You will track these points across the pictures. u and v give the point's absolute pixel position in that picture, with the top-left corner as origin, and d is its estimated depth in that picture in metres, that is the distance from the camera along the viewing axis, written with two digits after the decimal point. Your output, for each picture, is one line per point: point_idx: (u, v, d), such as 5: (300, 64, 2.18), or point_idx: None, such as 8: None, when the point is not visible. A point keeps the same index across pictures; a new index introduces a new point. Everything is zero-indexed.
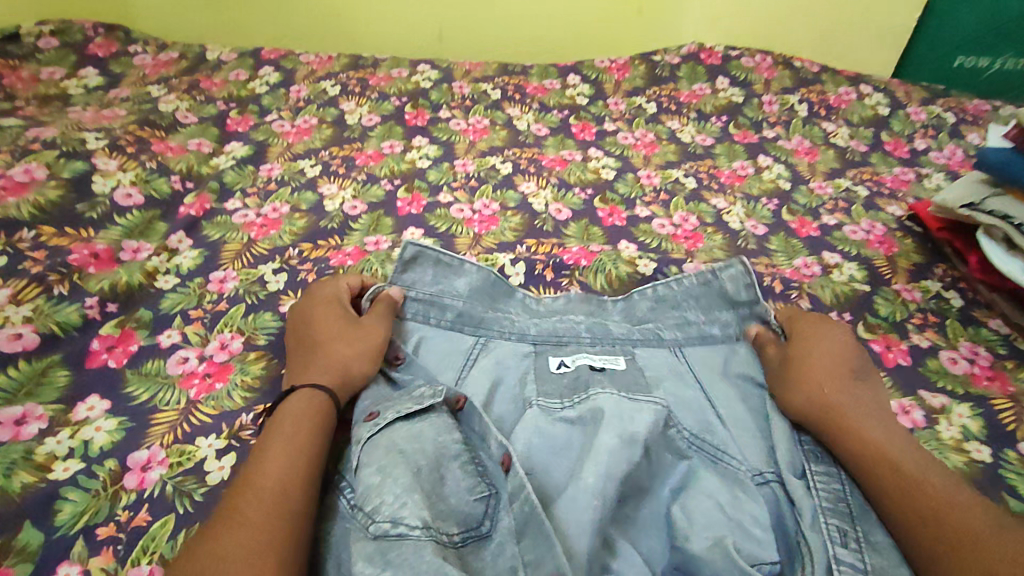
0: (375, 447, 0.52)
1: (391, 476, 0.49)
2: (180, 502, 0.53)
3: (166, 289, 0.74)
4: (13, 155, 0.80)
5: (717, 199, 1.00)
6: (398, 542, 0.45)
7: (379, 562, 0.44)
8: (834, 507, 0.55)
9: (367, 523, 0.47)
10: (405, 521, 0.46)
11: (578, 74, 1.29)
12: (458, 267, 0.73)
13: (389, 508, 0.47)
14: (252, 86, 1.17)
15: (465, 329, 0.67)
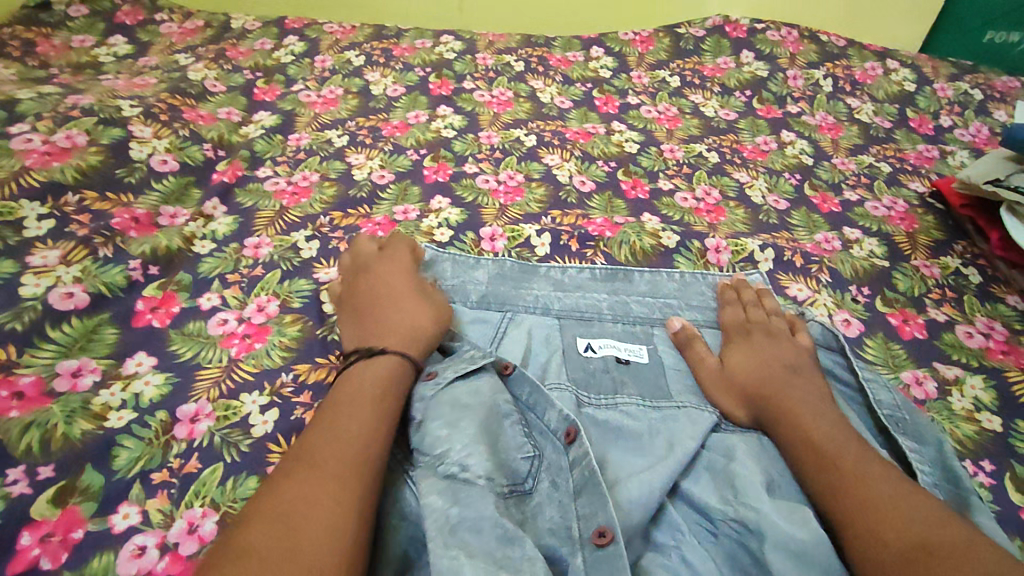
0: (439, 404, 0.55)
1: (458, 428, 0.53)
2: (229, 453, 0.57)
3: (203, 253, 0.76)
4: (54, 120, 0.81)
5: (739, 173, 1.01)
6: (466, 486, 0.49)
7: (449, 498, 0.48)
8: None
9: (435, 466, 0.51)
10: (472, 468, 0.50)
11: (602, 46, 1.29)
12: (474, 263, 0.77)
13: (458, 454, 0.51)
14: (278, 55, 1.18)
15: (491, 307, 0.71)
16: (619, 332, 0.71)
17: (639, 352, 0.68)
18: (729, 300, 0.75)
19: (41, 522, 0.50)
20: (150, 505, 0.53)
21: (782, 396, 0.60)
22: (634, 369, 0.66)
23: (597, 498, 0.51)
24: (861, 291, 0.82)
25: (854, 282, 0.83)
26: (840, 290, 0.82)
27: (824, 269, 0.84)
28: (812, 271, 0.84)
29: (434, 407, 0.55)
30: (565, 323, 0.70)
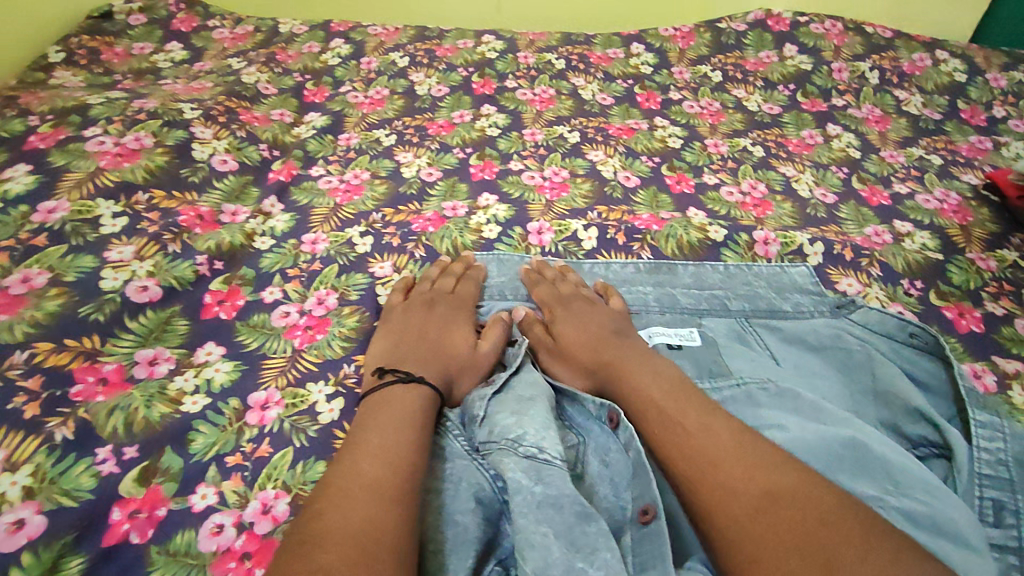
0: (503, 399, 0.58)
1: (525, 416, 0.54)
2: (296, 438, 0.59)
3: (263, 249, 0.80)
4: (124, 123, 0.85)
5: (785, 167, 1.00)
6: (546, 465, 0.50)
7: (532, 476, 0.49)
8: (993, 477, 0.55)
9: (513, 447, 0.52)
10: (547, 450, 0.51)
11: (642, 42, 1.29)
12: (520, 260, 0.80)
13: (532, 437, 0.52)
14: (325, 58, 1.21)
15: (541, 301, 0.74)
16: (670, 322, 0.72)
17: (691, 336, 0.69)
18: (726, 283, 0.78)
19: (128, 499, 0.53)
20: (226, 486, 0.56)
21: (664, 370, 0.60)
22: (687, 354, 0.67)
23: (649, 482, 0.52)
24: (914, 284, 0.81)
25: (906, 276, 0.82)
26: (892, 283, 0.81)
27: (874, 263, 0.83)
28: (862, 265, 0.83)
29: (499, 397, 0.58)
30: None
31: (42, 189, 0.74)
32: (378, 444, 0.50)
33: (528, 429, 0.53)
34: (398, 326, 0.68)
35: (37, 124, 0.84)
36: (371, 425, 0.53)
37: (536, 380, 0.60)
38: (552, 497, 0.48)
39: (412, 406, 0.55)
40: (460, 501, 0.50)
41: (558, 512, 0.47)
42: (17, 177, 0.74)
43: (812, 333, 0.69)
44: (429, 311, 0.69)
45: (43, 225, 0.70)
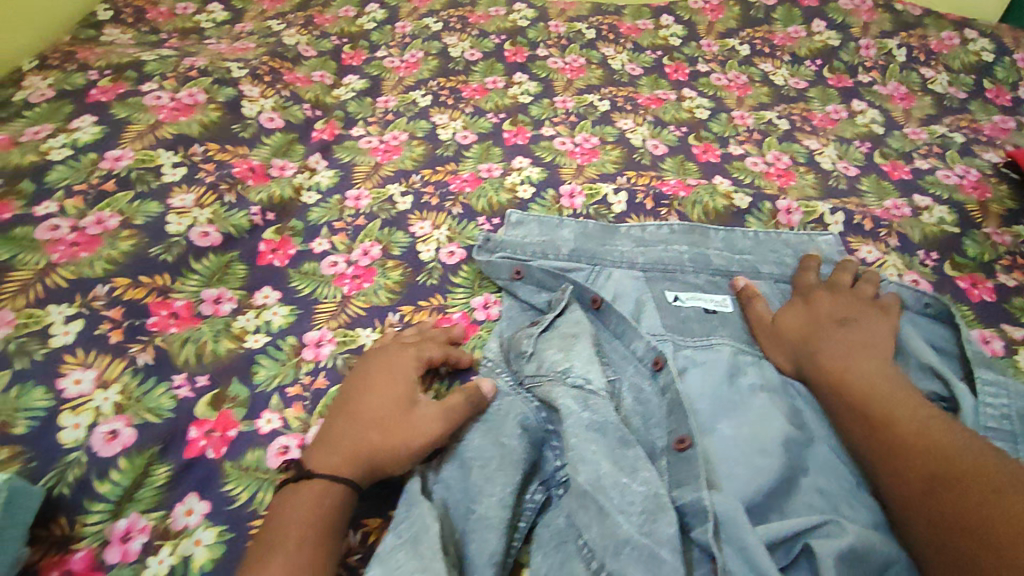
0: (550, 336, 0.64)
1: (572, 353, 0.60)
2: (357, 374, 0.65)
3: (310, 203, 0.84)
4: (177, 80, 0.89)
5: (810, 140, 1.03)
6: (591, 396, 0.56)
7: (581, 404, 0.55)
8: (996, 425, 0.60)
9: (562, 378, 0.58)
10: (593, 382, 0.57)
11: (672, 14, 1.31)
12: (558, 224, 0.82)
13: (579, 369, 0.58)
14: (361, 22, 1.24)
15: (582, 261, 0.76)
16: (701, 283, 0.76)
17: (724, 302, 0.74)
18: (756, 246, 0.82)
19: (203, 420, 0.60)
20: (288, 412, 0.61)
21: (829, 363, 0.62)
22: (722, 318, 0.73)
23: (682, 417, 0.58)
24: (929, 256, 0.85)
25: (922, 247, 0.86)
26: (908, 254, 0.85)
27: (892, 234, 0.87)
28: (880, 235, 0.86)
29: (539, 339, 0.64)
30: (652, 276, 0.76)
31: (108, 140, 0.79)
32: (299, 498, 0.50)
33: (575, 361, 0.59)
34: (349, 388, 0.59)
35: (97, 78, 0.88)
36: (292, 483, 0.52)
37: (574, 321, 0.66)
38: (603, 425, 0.54)
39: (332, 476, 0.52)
40: (505, 427, 0.56)
41: (605, 437, 0.53)
42: (85, 127, 0.79)
43: None
44: (382, 370, 0.59)
45: (111, 173, 0.75)
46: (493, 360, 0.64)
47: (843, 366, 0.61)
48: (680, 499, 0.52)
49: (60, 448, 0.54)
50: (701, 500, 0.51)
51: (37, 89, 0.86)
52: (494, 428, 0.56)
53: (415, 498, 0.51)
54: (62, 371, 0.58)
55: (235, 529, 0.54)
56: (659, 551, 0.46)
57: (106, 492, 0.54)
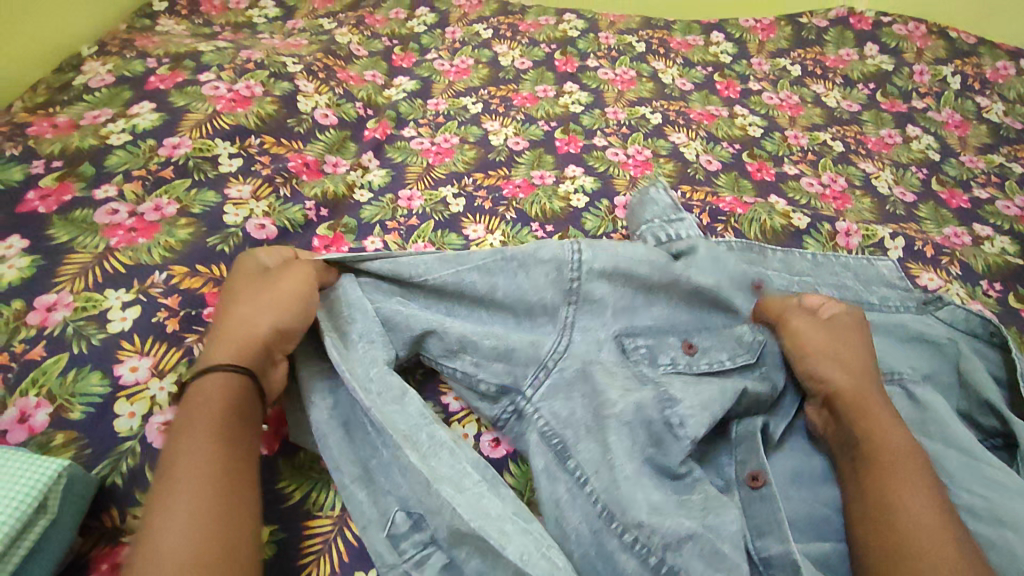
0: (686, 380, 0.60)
1: (687, 391, 0.58)
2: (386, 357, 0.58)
3: (363, 201, 0.83)
4: (235, 71, 0.89)
5: (865, 164, 1.01)
6: (676, 438, 0.55)
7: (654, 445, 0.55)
8: None
9: (663, 408, 0.56)
10: (688, 426, 0.55)
11: (722, 32, 1.30)
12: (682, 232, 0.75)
13: (686, 407, 0.56)
14: (411, 25, 1.24)
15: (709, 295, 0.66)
16: None
17: None
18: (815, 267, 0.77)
19: None
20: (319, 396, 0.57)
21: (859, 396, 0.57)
22: None
23: (755, 452, 0.57)
24: (993, 286, 0.83)
25: (985, 277, 0.84)
26: (971, 283, 0.82)
27: (954, 262, 0.84)
28: (942, 263, 0.84)
29: (628, 358, 0.61)
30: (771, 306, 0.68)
31: (167, 127, 0.78)
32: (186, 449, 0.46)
33: (686, 398, 0.57)
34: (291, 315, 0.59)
35: (156, 66, 0.88)
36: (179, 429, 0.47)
37: (674, 360, 0.62)
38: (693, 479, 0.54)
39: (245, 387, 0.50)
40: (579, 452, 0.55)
41: (690, 498, 0.53)
42: (145, 114, 0.79)
43: (902, 326, 0.70)
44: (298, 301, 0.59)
45: (169, 159, 0.75)
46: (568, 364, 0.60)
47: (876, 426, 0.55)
48: (766, 550, 0.50)
49: (115, 436, 0.52)
50: (789, 554, 0.49)
51: (98, 75, 0.87)
52: (562, 450, 0.56)
53: (461, 476, 0.51)
54: (119, 357, 0.56)
55: (287, 529, 0.52)
56: (721, 545, 0.49)
57: None
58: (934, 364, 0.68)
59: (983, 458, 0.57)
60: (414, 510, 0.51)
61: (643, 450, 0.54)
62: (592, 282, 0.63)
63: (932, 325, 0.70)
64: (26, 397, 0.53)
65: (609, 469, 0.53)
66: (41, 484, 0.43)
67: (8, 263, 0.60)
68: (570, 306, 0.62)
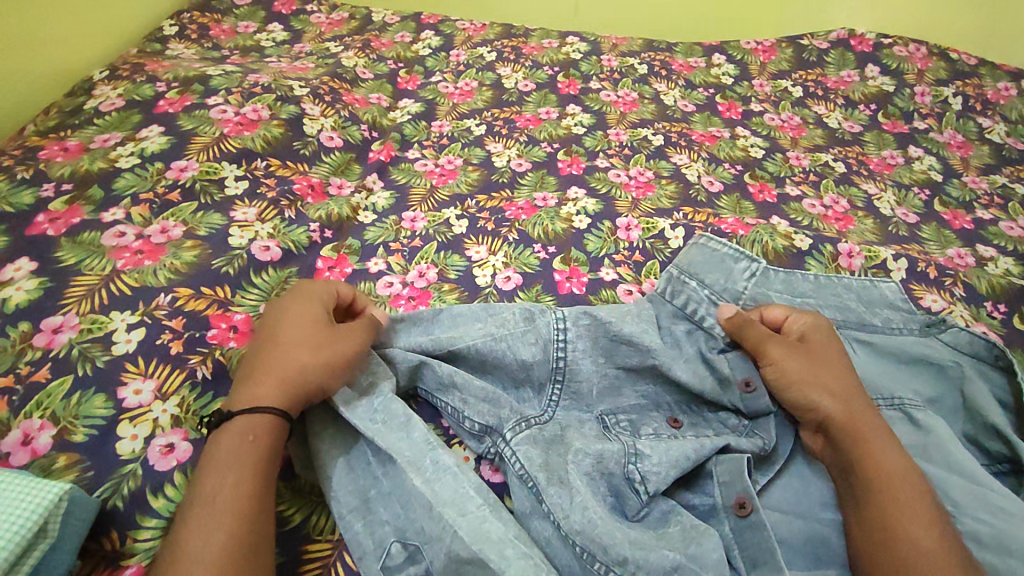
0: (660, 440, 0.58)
1: (652, 450, 0.56)
2: (388, 384, 0.58)
3: (367, 222, 0.84)
4: (242, 95, 0.91)
5: (867, 185, 1.01)
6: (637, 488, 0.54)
7: (616, 492, 0.54)
8: None
9: (625, 463, 0.55)
10: (649, 483, 0.54)
11: (723, 54, 1.31)
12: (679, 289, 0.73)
13: (650, 466, 0.55)
14: (416, 48, 1.26)
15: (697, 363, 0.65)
16: None
17: None
18: (817, 287, 0.77)
19: None
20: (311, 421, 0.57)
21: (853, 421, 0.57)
22: None
23: (739, 473, 0.55)
24: (997, 308, 0.82)
25: (989, 298, 0.83)
26: (975, 305, 0.82)
27: (958, 283, 0.84)
28: (945, 284, 0.84)
29: (608, 432, 0.60)
30: None
31: (175, 151, 0.79)
32: (217, 481, 0.46)
33: (654, 455, 0.56)
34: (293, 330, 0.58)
35: (165, 90, 0.90)
36: (210, 461, 0.48)
37: (656, 432, 0.61)
38: (663, 513, 0.54)
39: (268, 420, 0.50)
40: (549, 496, 0.52)
41: (666, 530, 0.52)
42: (153, 137, 0.80)
43: (904, 348, 0.70)
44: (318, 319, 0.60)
45: (176, 182, 0.76)
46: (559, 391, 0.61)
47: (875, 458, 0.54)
48: None
49: (116, 459, 0.52)
50: None
51: (108, 98, 0.89)
52: (538, 489, 0.54)
53: (464, 500, 0.51)
54: (123, 380, 0.57)
55: (286, 553, 0.52)
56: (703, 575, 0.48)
57: (160, 507, 0.50)
58: (937, 387, 0.68)
59: (988, 485, 0.57)
60: (411, 541, 0.51)
61: (604, 500, 0.54)
62: (575, 359, 0.63)
63: (935, 347, 0.70)
64: (30, 420, 0.53)
65: (582, 510, 0.51)
66: (43, 508, 0.44)
67: (16, 285, 0.61)
68: (557, 386, 0.62)
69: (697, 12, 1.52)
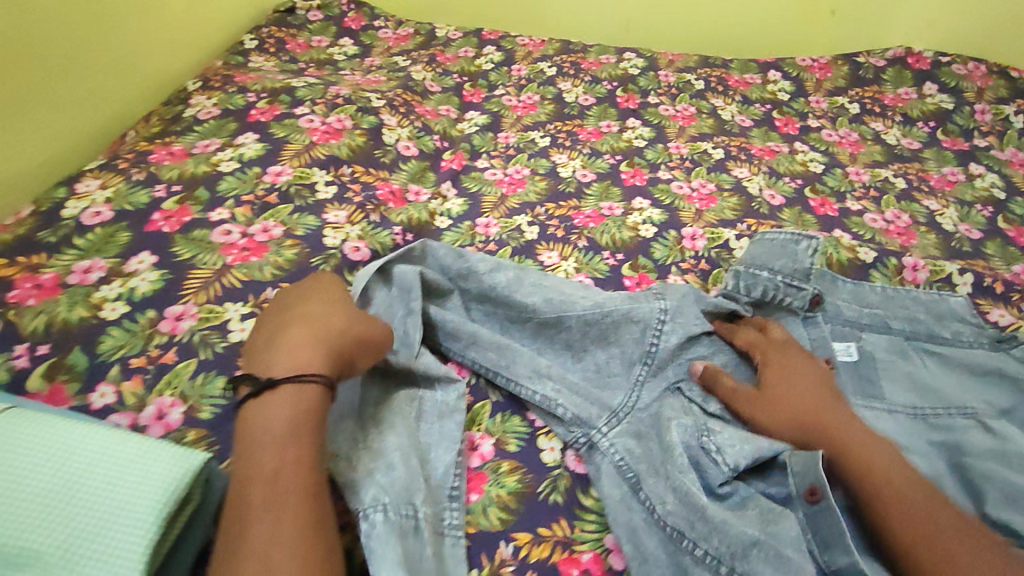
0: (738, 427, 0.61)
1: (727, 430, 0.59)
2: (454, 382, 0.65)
3: (443, 227, 0.88)
4: (326, 105, 0.96)
5: (929, 201, 1.02)
6: (714, 466, 0.57)
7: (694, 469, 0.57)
8: None
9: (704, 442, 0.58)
10: (725, 459, 0.56)
11: (779, 70, 1.33)
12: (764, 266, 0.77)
13: (729, 445, 0.57)
14: (479, 62, 1.31)
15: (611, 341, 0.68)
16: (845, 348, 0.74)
17: (847, 351, 0.74)
18: (887, 297, 0.79)
19: None
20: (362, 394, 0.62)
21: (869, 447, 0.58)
22: (845, 369, 0.72)
23: (812, 462, 0.55)
24: None
25: None
26: None
27: None
28: (1013, 300, 0.84)
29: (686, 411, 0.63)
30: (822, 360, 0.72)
31: (271, 157, 0.85)
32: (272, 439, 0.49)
33: (726, 432, 0.59)
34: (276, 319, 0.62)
35: (256, 100, 0.96)
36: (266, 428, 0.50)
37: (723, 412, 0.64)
38: (741, 498, 0.56)
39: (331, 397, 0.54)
40: (647, 484, 0.57)
41: (745, 513, 0.54)
42: (249, 144, 0.86)
43: (975, 360, 0.72)
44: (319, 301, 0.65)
45: (273, 186, 0.81)
46: (643, 373, 0.65)
47: (862, 448, 0.57)
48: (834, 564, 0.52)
49: None
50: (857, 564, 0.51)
51: (205, 107, 0.95)
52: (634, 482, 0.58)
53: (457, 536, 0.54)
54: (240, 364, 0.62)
55: None
56: (784, 550, 0.50)
57: None
58: (1012, 398, 0.69)
59: None
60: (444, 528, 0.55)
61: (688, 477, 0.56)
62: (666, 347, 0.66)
63: (1008, 361, 0.72)
64: (163, 397, 0.59)
65: (675, 492, 0.55)
66: (189, 473, 0.49)
67: (141, 277, 0.68)
68: (646, 366, 0.66)
69: (750, 29, 1.54)
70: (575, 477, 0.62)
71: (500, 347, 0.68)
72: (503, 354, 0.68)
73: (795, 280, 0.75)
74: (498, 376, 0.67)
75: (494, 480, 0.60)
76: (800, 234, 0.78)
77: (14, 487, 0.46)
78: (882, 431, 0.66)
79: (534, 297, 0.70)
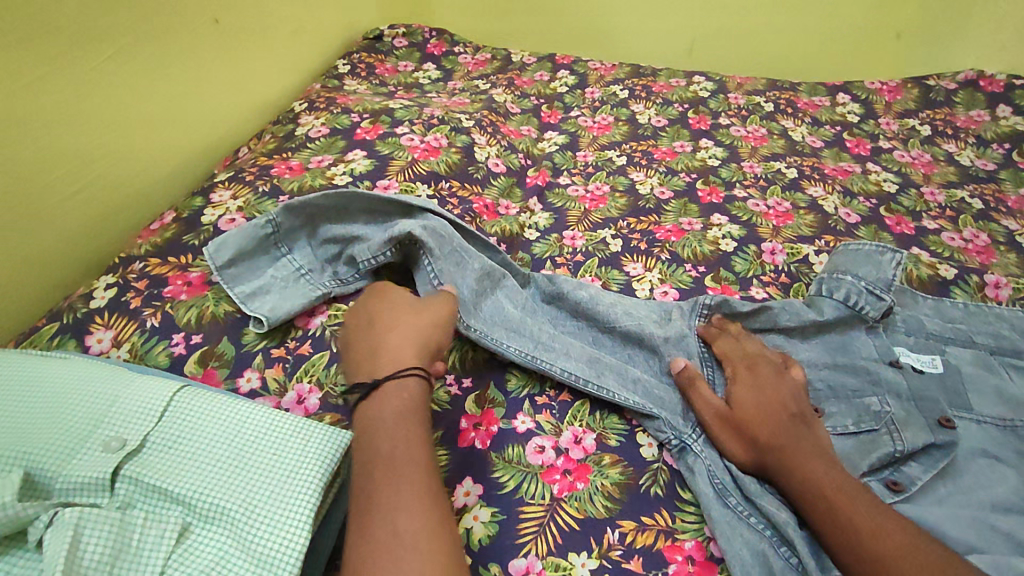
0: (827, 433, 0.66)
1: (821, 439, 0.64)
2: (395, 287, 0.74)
3: (533, 239, 0.94)
4: (423, 126, 1.04)
5: (1007, 221, 1.03)
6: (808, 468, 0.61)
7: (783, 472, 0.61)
8: None
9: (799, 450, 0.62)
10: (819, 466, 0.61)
11: (847, 93, 1.36)
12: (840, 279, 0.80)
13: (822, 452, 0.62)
14: (554, 85, 1.38)
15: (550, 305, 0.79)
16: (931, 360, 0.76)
17: (932, 363, 0.75)
18: (968, 312, 0.81)
19: (471, 414, 0.69)
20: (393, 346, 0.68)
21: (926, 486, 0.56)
22: (931, 380, 0.74)
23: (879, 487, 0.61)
24: None
25: None
26: None
27: None
28: None
29: None
30: (907, 370, 0.75)
31: (379, 171, 0.93)
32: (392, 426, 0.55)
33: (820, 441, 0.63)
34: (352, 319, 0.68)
35: (359, 120, 1.05)
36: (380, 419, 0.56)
37: None
38: None
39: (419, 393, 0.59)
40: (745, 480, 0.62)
41: None
42: (359, 160, 0.94)
43: None
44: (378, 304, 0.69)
45: None
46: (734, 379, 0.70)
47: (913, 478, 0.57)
48: None
49: None
50: None
51: (314, 126, 1.04)
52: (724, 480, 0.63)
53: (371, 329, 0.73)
54: None
55: (506, 510, 0.60)
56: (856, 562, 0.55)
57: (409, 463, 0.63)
58: None
59: None
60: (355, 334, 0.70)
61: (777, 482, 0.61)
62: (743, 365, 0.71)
63: None
64: (301, 383, 0.65)
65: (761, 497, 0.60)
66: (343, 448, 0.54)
67: None
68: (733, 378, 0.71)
69: (815, 52, 1.58)
70: (674, 472, 0.65)
71: (590, 360, 0.73)
72: (593, 365, 0.72)
73: (876, 288, 0.78)
74: (589, 384, 0.70)
75: (598, 472, 0.65)
76: (885, 248, 0.81)
77: (200, 449, 0.53)
78: (973, 440, 0.68)
79: (614, 311, 0.77)
